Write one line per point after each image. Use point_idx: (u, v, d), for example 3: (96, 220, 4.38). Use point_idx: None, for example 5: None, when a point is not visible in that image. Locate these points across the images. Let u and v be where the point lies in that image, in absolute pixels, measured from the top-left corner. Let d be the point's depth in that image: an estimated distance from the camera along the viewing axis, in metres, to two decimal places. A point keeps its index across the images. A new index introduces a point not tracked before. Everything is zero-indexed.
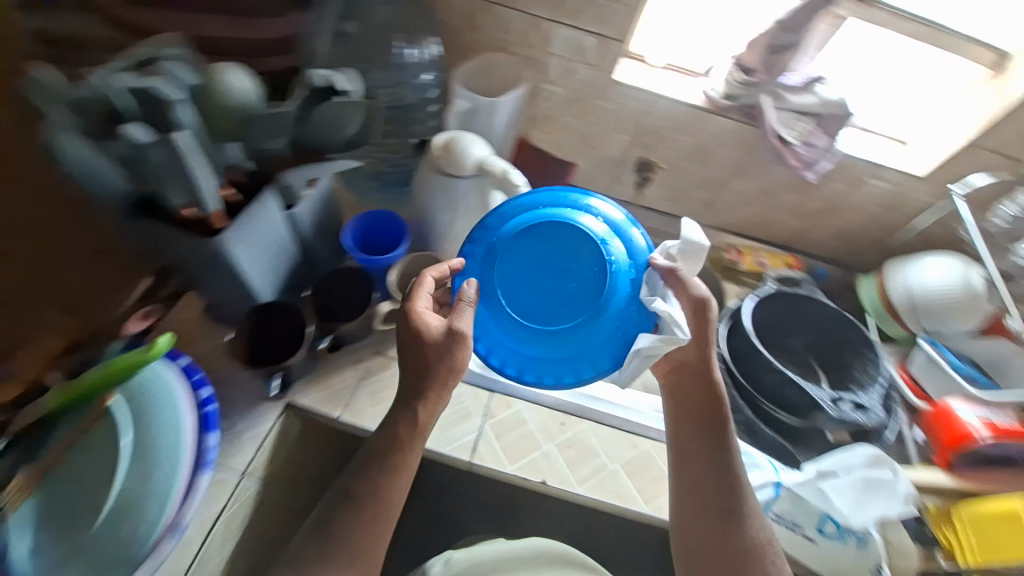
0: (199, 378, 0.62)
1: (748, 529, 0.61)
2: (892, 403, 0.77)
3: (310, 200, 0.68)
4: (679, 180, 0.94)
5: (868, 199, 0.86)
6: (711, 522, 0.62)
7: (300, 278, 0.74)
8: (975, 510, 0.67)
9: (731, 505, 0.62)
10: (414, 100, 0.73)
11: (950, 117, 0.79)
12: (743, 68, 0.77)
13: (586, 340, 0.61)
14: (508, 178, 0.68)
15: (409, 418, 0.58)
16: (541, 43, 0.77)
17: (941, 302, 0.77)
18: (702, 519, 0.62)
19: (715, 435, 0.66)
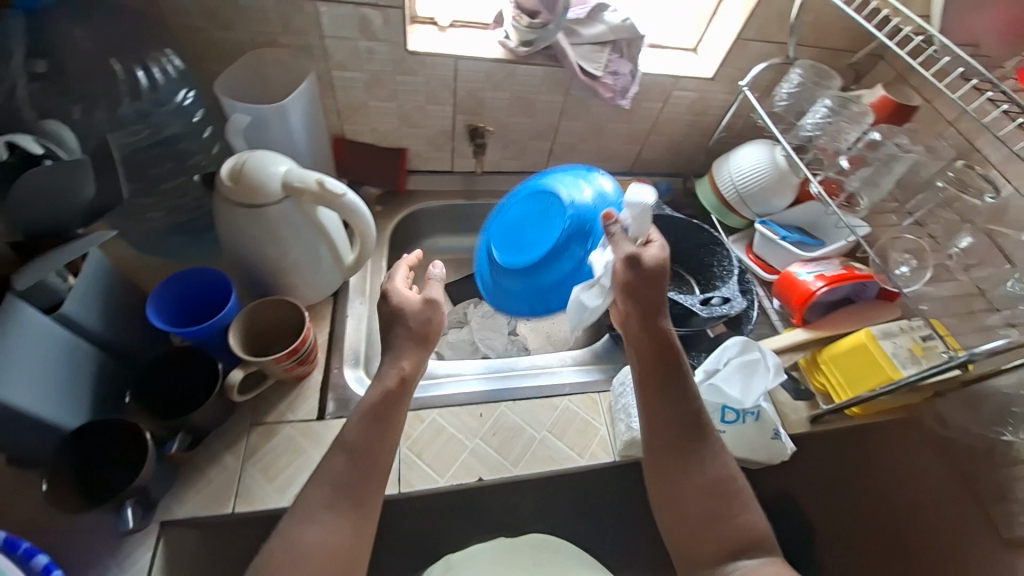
0: (26, 546, 0.46)
1: (708, 456, 0.59)
2: (749, 284, 0.84)
3: (78, 292, 0.54)
4: (511, 137, 0.91)
5: (679, 109, 0.91)
6: (675, 458, 0.60)
7: (113, 380, 0.60)
8: (831, 351, 0.77)
9: (689, 435, 0.60)
10: (179, 130, 0.65)
11: (721, 15, 0.84)
12: (527, 12, 0.73)
13: (556, 274, 0.75)
14: (323, 188, 0.59)
15: (396, 373, 0.60)
16: (310, 25, 0.70)
17: (759, 185, 0.86)
18: (667, 458, 0.60)
19: (670, 368, 0.63)
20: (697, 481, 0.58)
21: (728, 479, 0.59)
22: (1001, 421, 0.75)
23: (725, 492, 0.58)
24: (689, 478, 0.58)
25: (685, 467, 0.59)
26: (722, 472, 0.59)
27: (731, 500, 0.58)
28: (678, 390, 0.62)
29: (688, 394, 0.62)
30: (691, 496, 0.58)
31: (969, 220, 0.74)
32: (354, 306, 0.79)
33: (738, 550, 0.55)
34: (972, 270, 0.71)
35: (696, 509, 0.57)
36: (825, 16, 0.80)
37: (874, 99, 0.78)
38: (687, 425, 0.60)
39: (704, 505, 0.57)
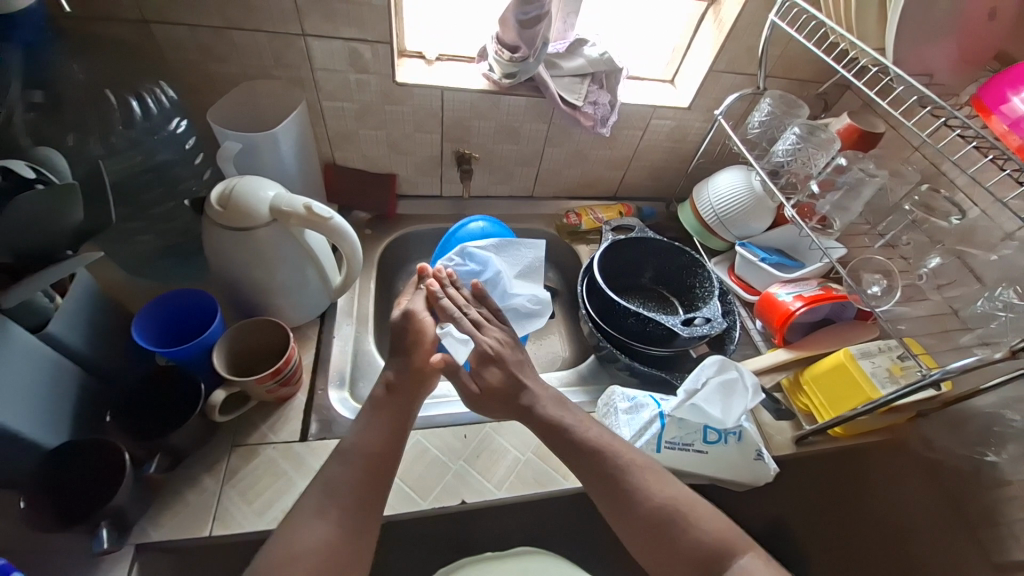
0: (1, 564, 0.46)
1: (637, 488, 0.57)
2: (731, 304, 0.86)
3: (63, 314, 0.56)
4: (498, 163, 0.94)
5: (659, 137, 0.95)
6: (611, 495, 0.58)
7: (97, 400, 0.60)
8: (813, 372, 0.77)
9: (610, 475, 0.58)
10: (171, 156, 0.67)
11: (695, 49, 0.88)
12: (507, 47, 0.76)
13: None
14: (311, 213, 0.61)
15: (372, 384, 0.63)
16: (302, 58, 0.73)
17: (736, 208, 0.88)
18: (607, 510, 0.58)
19: (565, 436, 0.63)
20: (640, 520, 0.56)
21: (672, 500, 0.56)
22: (984, 442, 0.75)
23: (672, 514, 0.56)
24: (632, 511, 0.56)
25: (622, 504, 0.57)
26: (658, 493, 0.57)
27: (679, 515, 0.55)
28: (587, 447, 0.61)
29: (598, 447, 0.61)
30: (642, 532, 0.55)
31: (939, 240, 0.76)
32: (341, 326, 0.80)
33: (712, 560, 0.53)
34: (943, 289, 0.73)
35: (653, 541, 0.55)
36: (791, 50, 0.84)
37: (841, 127, 0.81)
38: (604, 463, 0.59)
39: (657, 536, 0.55)
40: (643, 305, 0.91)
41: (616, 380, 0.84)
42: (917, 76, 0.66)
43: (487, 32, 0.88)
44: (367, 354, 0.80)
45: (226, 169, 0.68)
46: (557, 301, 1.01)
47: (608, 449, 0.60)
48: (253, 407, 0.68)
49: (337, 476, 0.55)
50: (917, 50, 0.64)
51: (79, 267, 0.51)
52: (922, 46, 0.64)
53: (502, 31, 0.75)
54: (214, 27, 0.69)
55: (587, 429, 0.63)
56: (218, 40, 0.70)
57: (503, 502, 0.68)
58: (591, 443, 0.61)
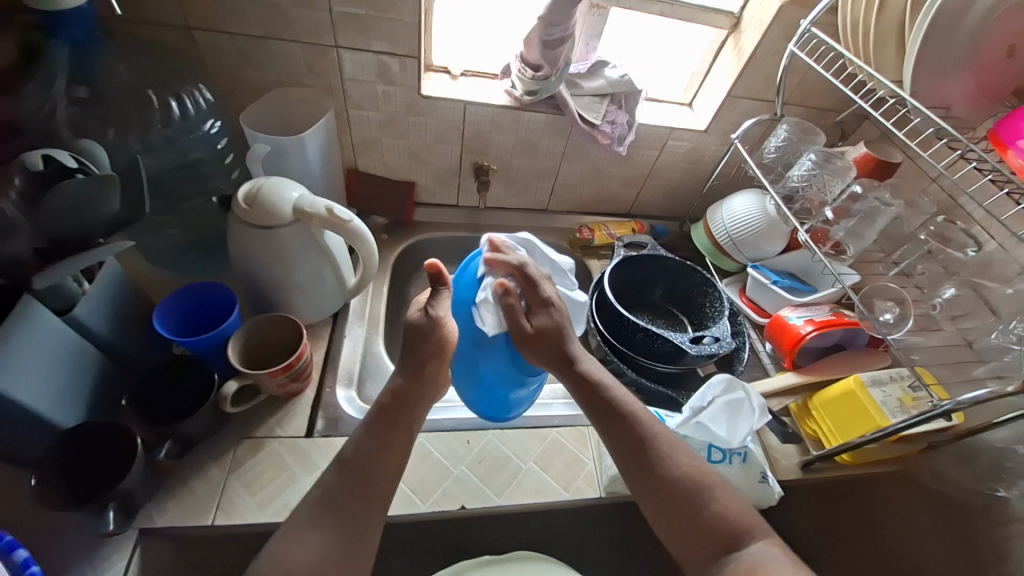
0: (9, 539, 0.47)
1: (665, 457, 0.59)
2: (742, 326, 0.86)
3: (93, 297, 0.59)
4: (515, 176, 0.96)
5: (675, 158, 0.96)
6: (639, 470, 0.59)
7: (114, 383, 0.62)
8: (822, 397, 0.76)
9: (642, 450, 0.59)
10: (202, 154, 0.70)
11: (714, 74, 0.89)
12: (530, 65, 0.79)
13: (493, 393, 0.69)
14: (332, 214, 0.63)
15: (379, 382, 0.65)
16: (333, 69, 0.77)
17: (750, 230, 0.89)
18: (633, 474, 0.59)
19: (604, 398, 0.63)
20: (666, 491, 0.57)
21: (695, 475, 0.58)
22: (994, 477, 0.74)
23: (693, 487, 0.57)
24: (660, 487, 0.57)
25: (649, 477, 0.58)
26: (685, 472, 0.58)
27: (703, 493, 0.57)
28: (615, 413, 0.62)
29: (630, 414, 0.62)
30: (659, 504, 0.57)
31: (954, 271, 0.76)
32: (353, 327, 0.82)
33: (727, 541, 0.54)
34: (957, 321, 0.73)
35: (669, 516, 0.56)
36: (809, 78, 0.86)
37: (856, 155, 0.82)
38: (636, 441, 0.60)
39: (674, 509, 0.56)
40: (652, 321, 0.92)
41: None
42: (934, 107, 0.66)
43: (512, 50, 0.90)
44: (377, 356, 0.82)
45: (254, 170, 0.71)
46: None
47: (639, 416, 0.62)
48: (262, 400, 0.69)
49: (343, 471, 0.56)
50: (934, 83, 0.64)
51: (109, 255, 0.54)
52: (940, 79, 0.64)
53: (526, 50, 0.78)
54: (252, 36, 0.72)
55: (624, 399, 0.64)
56: (255, 48, 0.74)
57: (502, 510, 0.68)
58: (621, 413, 0.62)
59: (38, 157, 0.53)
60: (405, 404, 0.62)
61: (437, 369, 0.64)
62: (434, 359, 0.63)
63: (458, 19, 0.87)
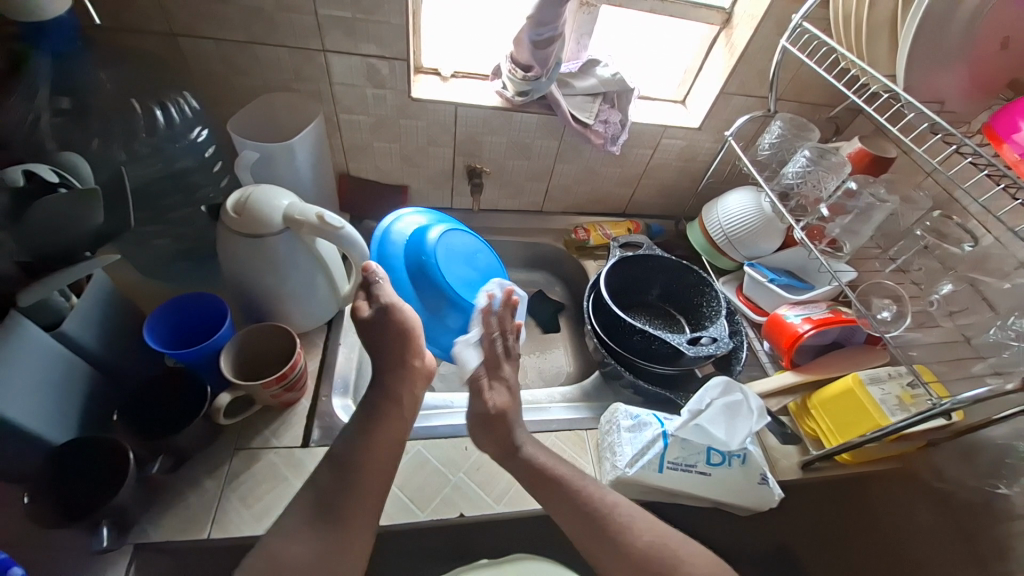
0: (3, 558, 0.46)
1: (627, 532, 0.58)
2: (739, 325, 0.86)
3: (82, 313, 0.58)
4: (508, 178, 0.96)
5: (669, 156, 0.96)
6: (595, 545, 0.58)
7: (105, 397, 0.61)
8: (821, 397, 0.76)
9: (597, 524, 0.59)
10: (190, 163, 0.69)
11: (706, 71, 0.89)
12: (521, 66, 0.78)
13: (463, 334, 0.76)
14: (322, 221, 0.62)
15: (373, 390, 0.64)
16: (321, 73, 0.76)
17: (745, 229, 0.88)
18: (596, 552, 0.58)
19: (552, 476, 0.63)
20: (628, 563, 0.57)
21: (659, 546, 0.57)
22: (995, 474, 0.73)
23: (660, 560, 0.57)
24: (620, 560, 0.57)
25: (609, 548, 0.58)
26: (643, 541, 0.58)
27: (666, 556, 0.57)
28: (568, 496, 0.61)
29: (583, 495, 0.61)
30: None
31: (951, 267, 0.76)
32: (348, 334, 0.81)
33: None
34: (955, 316, 0.73)
35: None
36: (802, 74, 0.85)
37: (851, 151, 0.81)
38: (590, 511, 0.60)
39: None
40: (649, 322, 0.91)
41: (619, 397, 0.84)
42: (928, 102, 0.66)
43: (502, 50, 0.90)
44: (373, 363, 0.82)
45: (243, 177, 0.70)
46: (563, 315, 1.01)
47: (588, 490, 0.61)
48: (257, 411, 0.69)
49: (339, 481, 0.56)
50: (927, 78, 0.64)
51: (98, 269, 0.52)
52: (934, 74, 0.64)
53: (516, 50, 0.77)
54: (238, 41, 0.71)
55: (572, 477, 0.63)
56: (242, 53, 0.73)
57: (501, 517, 0.68)
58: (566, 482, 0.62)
59: (20, 173, 0.52)
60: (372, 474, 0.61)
61: (414, 356, 0.66)
62: (401, 346, 0.65)
63: (447, 20, 0.86)
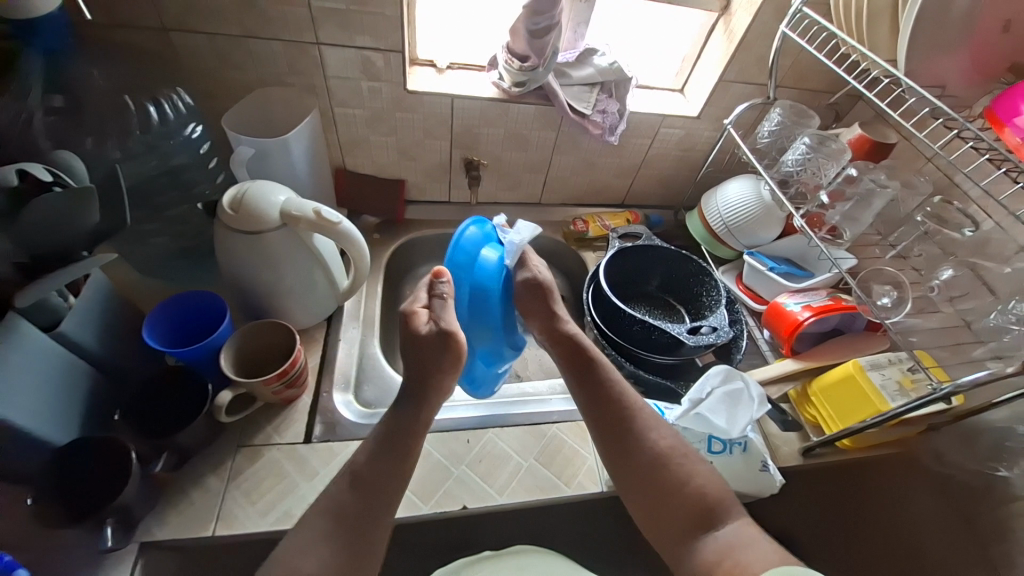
0: (7, 559, 0.46)
1: (643, 431, 0.61)
2: (739, 314, 0.86)
3: (80, 312, 0.58)
4: (506, 170, 0.95)
5: (667, 145, 0.95)
6: (612, 441, 0.61)
7: (106, 397, 0.61)
8: (821, 383, 0.76)
9: (618, 420, 0.62)
10: (185, 160, 0.68)
11: (705, 59, 0.88)
12: (517, 56, 0.77)
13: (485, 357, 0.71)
14: (321, 217, 0.62)
15: None
16: (315, 66, 0.75)
17: (745, 217, 0.88)
18: (608, 446, 0.62)
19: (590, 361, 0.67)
20: (641, 458, 0.59)
21: (675, 450, 0.60)
22: (996, 457, 0.74)
23: (668, 463, 0.59)
24: (636, 454, 0.60)
25: (627, 443, 0.60)
26: (661, 444, 0.60)
27: (680, 461, 0.59)
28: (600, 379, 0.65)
29: (613, 380, 0.65)
30: (639, 483, 0.59)
31: (951, 252, 0.76)
32: (348, 329, 0.81)
33: (703, 516, 0.55)
34: (955, 302, 0.73)
35: (647, 485, 0.58)
36: (801, 60, 0.84)
37: (851, 138, 0.81)
38: (613, 411, 0.63)
39: (652, 485, 0.58)
40: (649, 313, 0.91)
41: None
42: (930, 87, 0.65)
43: (498, 40, 0.89)
44: (375, 358, 0.80)
45: (238, 173, 0.70)
46: (563, 307, 1.01)
47: (619, 385, 0.65)
48: (259, 408, 0.69)
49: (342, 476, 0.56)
50: (929, 62, 0.63)
51: (95, 268, 0.53)
52: (935, 57, 0.63)
53: (512, 40, 0.76)
54: (231, 35, 0.70)
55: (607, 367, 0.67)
56: (234, 48, 0.72)
57: (505, 508, 0.68)
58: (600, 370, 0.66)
59: (12, 173, 0.50)
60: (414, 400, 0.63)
61: (451, 379, 0.64)
62: (447, 371, 0.63)
63: (442, 12, 0.85)
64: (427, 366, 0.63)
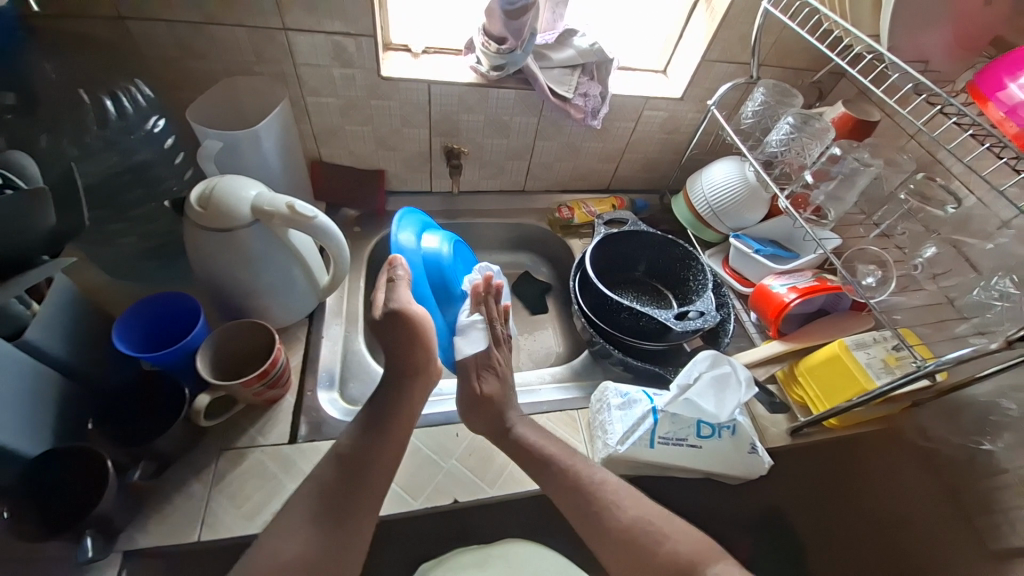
0: None
1: (613, 505, 0.61)
2: (726, 298, 0.85)
3: (44, 319, 0.55)
4: (487, 158, 0.93)
5: (651, 128, 0.94)
6: (584, 520, 0.61)
7: (79, 406, 0.59)
8: (808, 363, 0.76)
9: (585, 496, 0.62)
10: (149, 156, 0.65)
11: (687, 38, 0.86)
12: (494, 38, 0.75)
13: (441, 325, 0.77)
14: (294, 211, 0.60)
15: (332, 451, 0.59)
16: (284, 53, 0.72)
17: (729, 199, 0.87)
18: (582, 526, 0.61)
19: (538, 451, 0.66)
20: (614, 533, 0.60)
21: (642, 520, 0.60)
22: (980, 431, 0.74)
23: (642, 533, 0.59)
24: (607, 530, 0.60)
25: (596, 518, 0.61)
26: (628, 514, 0.61)
27: (653, 531, 0.59)
28: (556, 471, 0.64)
29: (569, 468, 0.64)
30: (618, 564, 0.60)
31: (934, 230, 0.76)
32: (331, 326, 0.79)
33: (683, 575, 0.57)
34: (939, 279, 0.74)
35: (626, 557, 0.59)
36: (784, 37, 0.83)
37: (834, 116, 0.80)
38: (577, 486, 0.62)
39: (632, 553, 0.59)
40: (637, 299, 0.91)
41: (609, 375, 0.83)
42: (913, 62, 0.64)
43: (475, 21, 0.86)
44: (357, 353, 0.79)
45: (207, 168, 0.67)
46: (550, 296, 1.00)
47: (571, 469, 0.64)
48: (240, 411, 0.67)
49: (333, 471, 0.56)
50: (912, 38, 0.62)
51: (57, 271, 0.51)
52: (919, 31, 0.62)
53: (488, 22, 0.74)
54: (191, 22, 0.67)
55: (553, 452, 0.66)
56: (196, 35, 0.68)
57: (496, 501, 0.67)
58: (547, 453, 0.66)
59: None
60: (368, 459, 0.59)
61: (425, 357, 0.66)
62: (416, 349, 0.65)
63: None
64: (399, 350, 0.64)
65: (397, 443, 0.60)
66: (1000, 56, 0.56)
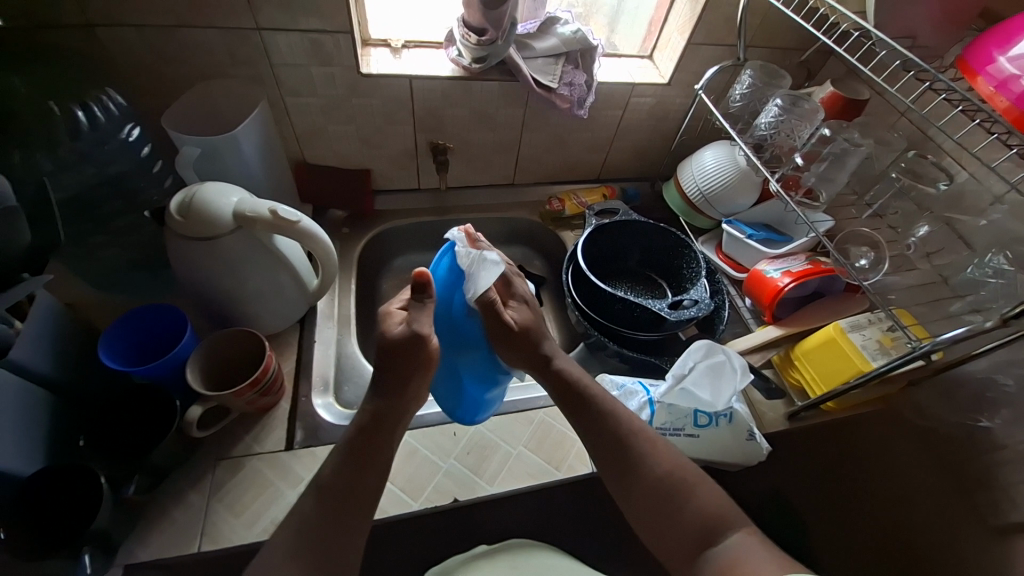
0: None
1: (643, 457, 0.58)
2: (720, 285, 0.85)
3: (31, 335, 0.55)
4: (474, 152, 0.92)
5: (639, 115, 0.92)
6: (613, 470, 0.58)
7: (69, 424, 0.58)
8: (803, 347, 0.76)
9: (618, 444, 0.59)
10: (125, 166, 0.65)
11: (672, 22, 0.85)
12: (474, 30, 0.73)
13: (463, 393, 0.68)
14: (276, 216, 0.59)
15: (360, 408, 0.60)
16: (259, 54, 0.70)
17: (721, 185, 0.86)
18: (610, 472, 0.58)
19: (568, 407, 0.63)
20: (643, 486, 0.56)
21: (674, 479, 0.56)
22: (978, 408, 0.75)
23: (673, 488, 0.56)
24: (635, 480, 0.57)
25: (627, 469, 0.57)
26: (665, 468, 0.57)
27: (682, 490, 0.56)
28: (595, 413, 0.61)
29: (607, 416, 0.61)
30: (642, 509, 0.56)
31: (927, 208, 0.75)
32: (323, 330, 0.78)
33: (704, 538, 0.53)
34: (933, 258, 0.74)
35: (653, 508, 0.56)
36: (770, 17, 0.81)
37: (823, 95, 0.79)
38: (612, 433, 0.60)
39: (658, 505, 0.55)
40: (631, 290, 0.90)
41: (606, 368, 0.83)
42: (900, 38, 0.64)
43: (454, 13, 0.84)
44: (351, 357, 0.79)
45: (187, 175, 0.66)
46: (544, 289, 1.00)
47: (614, 413, 0.61)
48: (235, 419, 0.66)
49: (332, 474, 0.56)
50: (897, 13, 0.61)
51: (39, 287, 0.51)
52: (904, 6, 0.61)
53: (468, 13, 0.73)
54: (161, 25, 0.65)
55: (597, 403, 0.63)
56: (168, 39, 0.67)
57: (497, 498, 0.67)
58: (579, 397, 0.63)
59: None
60: (379, 451, 0.58)
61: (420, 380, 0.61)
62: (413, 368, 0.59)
63: None
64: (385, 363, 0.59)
65: (397, 447, 0.59)
66: (990, 28, 0.55)
